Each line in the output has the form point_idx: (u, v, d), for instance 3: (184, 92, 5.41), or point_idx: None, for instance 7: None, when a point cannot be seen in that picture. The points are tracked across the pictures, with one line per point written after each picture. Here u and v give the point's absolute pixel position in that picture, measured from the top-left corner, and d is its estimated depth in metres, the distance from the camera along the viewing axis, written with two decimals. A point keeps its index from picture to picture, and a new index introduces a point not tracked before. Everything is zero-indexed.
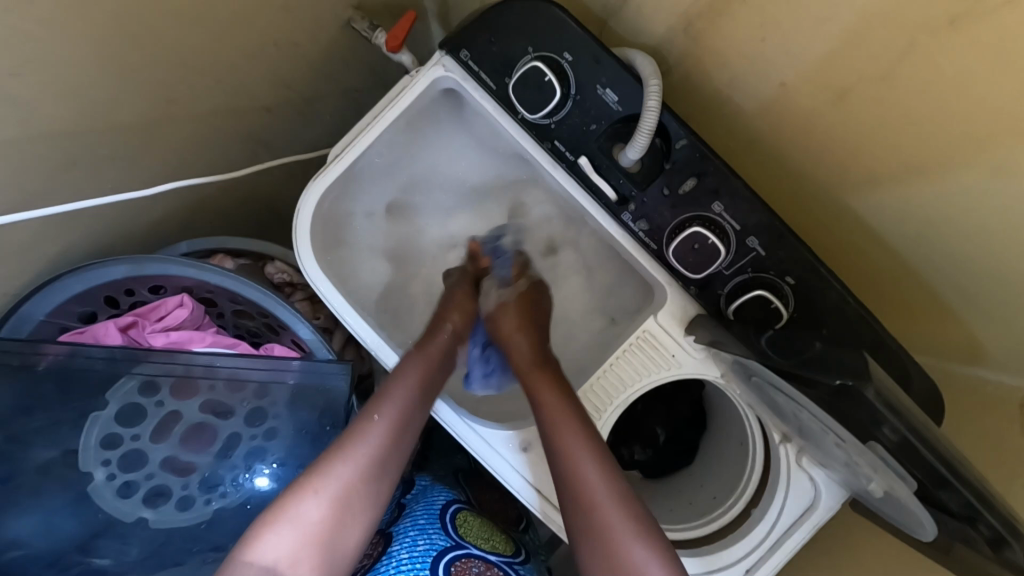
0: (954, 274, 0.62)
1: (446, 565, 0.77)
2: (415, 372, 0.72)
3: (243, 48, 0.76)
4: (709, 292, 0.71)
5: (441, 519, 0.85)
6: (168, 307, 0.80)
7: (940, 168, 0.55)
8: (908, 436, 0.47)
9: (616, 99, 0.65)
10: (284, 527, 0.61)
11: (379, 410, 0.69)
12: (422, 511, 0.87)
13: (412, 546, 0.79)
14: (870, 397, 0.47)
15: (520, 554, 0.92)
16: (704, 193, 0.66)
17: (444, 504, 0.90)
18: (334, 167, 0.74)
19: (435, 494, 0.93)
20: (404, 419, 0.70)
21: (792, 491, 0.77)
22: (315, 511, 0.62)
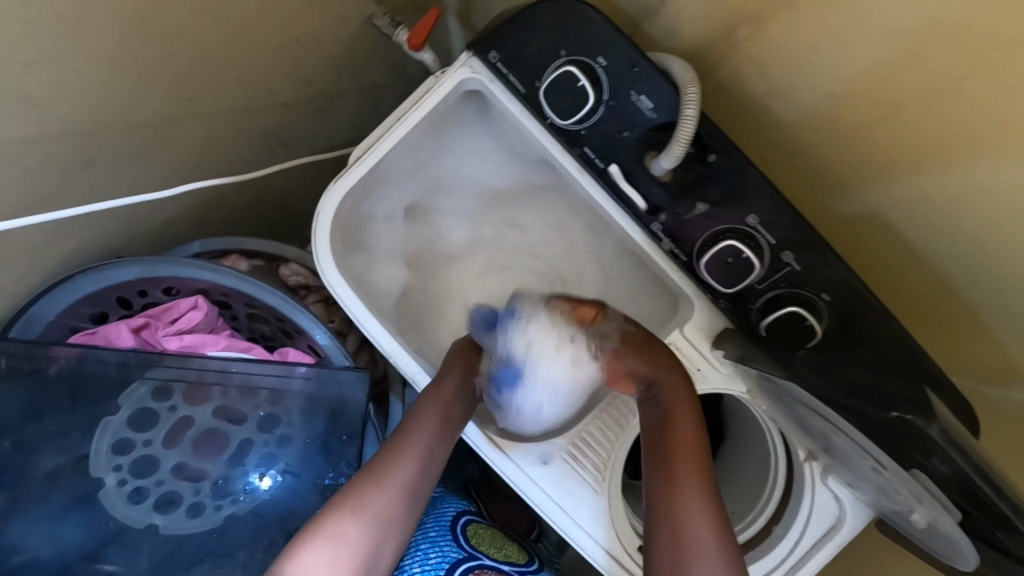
0: (1001, 292, 0.62)
1: None
2: (438, 412, 0.68)
3: (265, 45, 0.74)
4: (741, 306, 0.68)
5: (452, 531, 0.85)
6: (182, 309, 0.78)
7: (994, 181, 0.55)
8: (964, 471, 0.44)
9: (651, 106, 0.63)
10: (321, 546, 0.57)
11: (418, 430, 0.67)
12: (432, 523, 0.86)
13: (424, 559, 0.78)
14: (937, 437, 0.45)
15: (533, 563, 0.91)
16: (740, 205, 0.64)
17: (455, 515, 0.89)
18: (355, 169, 0.72)
19: (446, 506, 0.91)
20: (430, 455, 0.66)
21: (816, 510, 0.76)
22: (353, 533, 0.59)
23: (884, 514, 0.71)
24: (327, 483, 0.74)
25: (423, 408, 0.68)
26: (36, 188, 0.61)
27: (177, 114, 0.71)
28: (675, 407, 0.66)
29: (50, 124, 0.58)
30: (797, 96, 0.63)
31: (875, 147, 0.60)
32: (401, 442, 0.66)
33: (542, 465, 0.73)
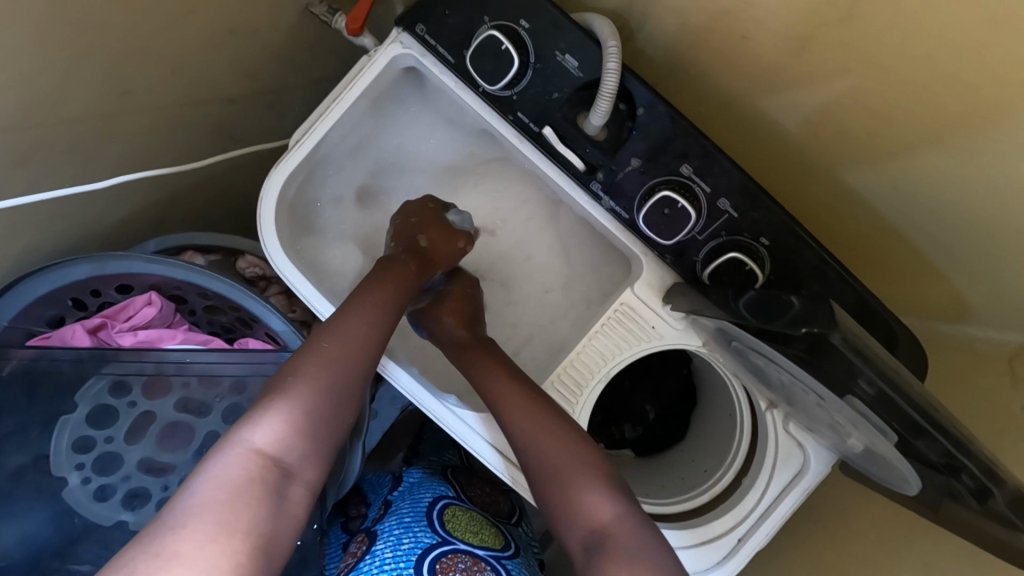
0: (931, 225, 0.63)
1: (431, 562, 0.76)
2: (400, 271, 0.74)
3: (198, 36, 0.75)
4: (684, 259, 0.69)
5: (427, 516, 0.85)
6: (136, 307, 0.78)
7: (904, 111, 0.56)
8: (884, 388, 0.47)
9: (576, 64, 0.64)
10: (272, 411, 0.57)
11: (369, 291, 0.70)
12: (408, 509, 0.87)
13: (397, 544, 0.79)
14: (837, 343, 0.47)
15: (509, 548, 0.90)
16: (673, 156, 0.64)
17: (432, 500, 0.90)
18: (295, 153, 0.73)
19: (422, 491, 0.92)
20: (390, 308, 0.70)
21: (779, 458, 0.77)
22: (314, 392, 0.59)
23: (843, 456, 0.72)
24: None
25: (382, 274, 0.73)
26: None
27: (112, 106, 0.71)
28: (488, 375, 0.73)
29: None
30: (721, 47, 0.64)
31: (796, 87, 0.61)
32: (344, 308, 0.67)
33: (502, 431, 0.75)
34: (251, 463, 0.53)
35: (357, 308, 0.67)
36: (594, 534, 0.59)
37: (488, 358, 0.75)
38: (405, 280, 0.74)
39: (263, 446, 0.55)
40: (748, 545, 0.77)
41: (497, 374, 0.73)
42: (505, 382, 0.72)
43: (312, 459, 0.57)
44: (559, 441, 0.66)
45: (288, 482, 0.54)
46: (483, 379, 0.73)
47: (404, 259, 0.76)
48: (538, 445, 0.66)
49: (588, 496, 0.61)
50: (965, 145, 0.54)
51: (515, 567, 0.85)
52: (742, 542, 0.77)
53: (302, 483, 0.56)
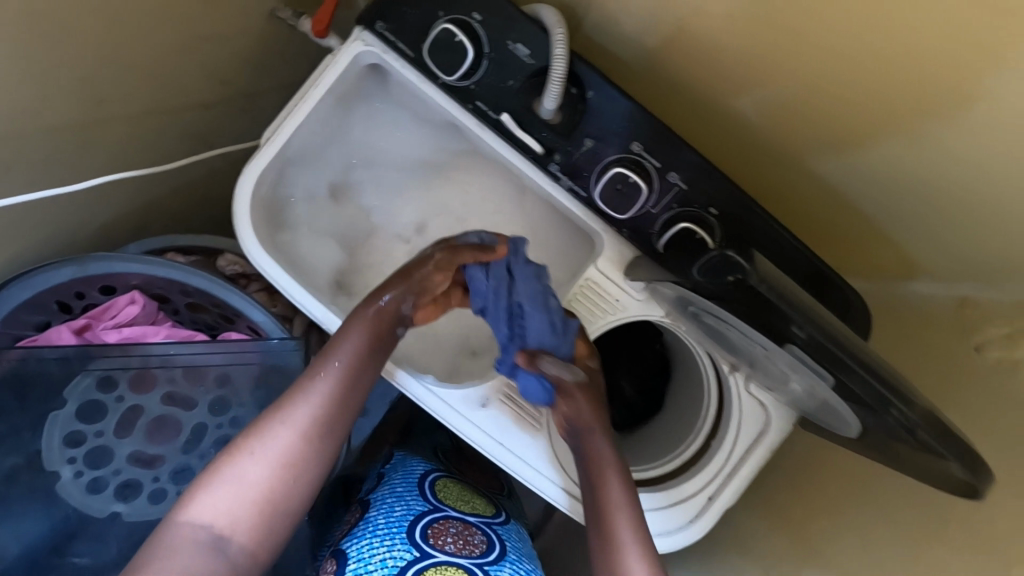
0: None
1: (423, 526, 0.86)
2: (366, 329, 0.74)
3: (169, 44, 0.78)
4: (641, 232, 0.72)
5: (419, 487, 0.95)
6: (120, 306, 0.80)
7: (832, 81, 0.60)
8: (814, 334, 0.51)
9: (527, 53, 0.67)
10: (224, 486, 0.63)
11: (331, 360, 0.71)
12: (401, 481, 0.97)
13: (391, 511, 0.89)
14: (756, 285, 0.56)
15: (499, 516, 1.01)
16: (623, 135, 0.68)
17: (423, 473, 1.00)
18: (266, 150, 0.76)
19: (413, 465, 1.02)
20: (350, 380, 0.71)
21: (743, 418, 0.81)
22: (260, 475, 0.64)
23: (802, 412, 0.77)
24: None
25: (342, 340, 0.72)
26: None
27: (90, 116, 0.74)
28: (586, 436, 0.76)
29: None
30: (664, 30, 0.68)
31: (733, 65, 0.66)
32: (300, 386, 0.70)
33: (480, 408, 0.78)
34: (194, 543, 0.61)
35: (313, 385, 0.70)
36: None
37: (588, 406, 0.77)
38: (369, 346, 0.73)
39: (205, 523, 0.62)
40: (719, 504, 0.80)
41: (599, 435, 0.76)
42: (595, 438, 0.76)
43: (260, 534, 0.64)
44: (625, 508, 0.72)
45: (228, 558, 0.62)
46: (567, 418, 0.77)
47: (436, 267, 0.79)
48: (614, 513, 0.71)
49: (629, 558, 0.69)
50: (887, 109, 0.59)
51: (502, 530, 0.96)
52: (712, 501, 0.80)
53: (249, 558, 0.63)
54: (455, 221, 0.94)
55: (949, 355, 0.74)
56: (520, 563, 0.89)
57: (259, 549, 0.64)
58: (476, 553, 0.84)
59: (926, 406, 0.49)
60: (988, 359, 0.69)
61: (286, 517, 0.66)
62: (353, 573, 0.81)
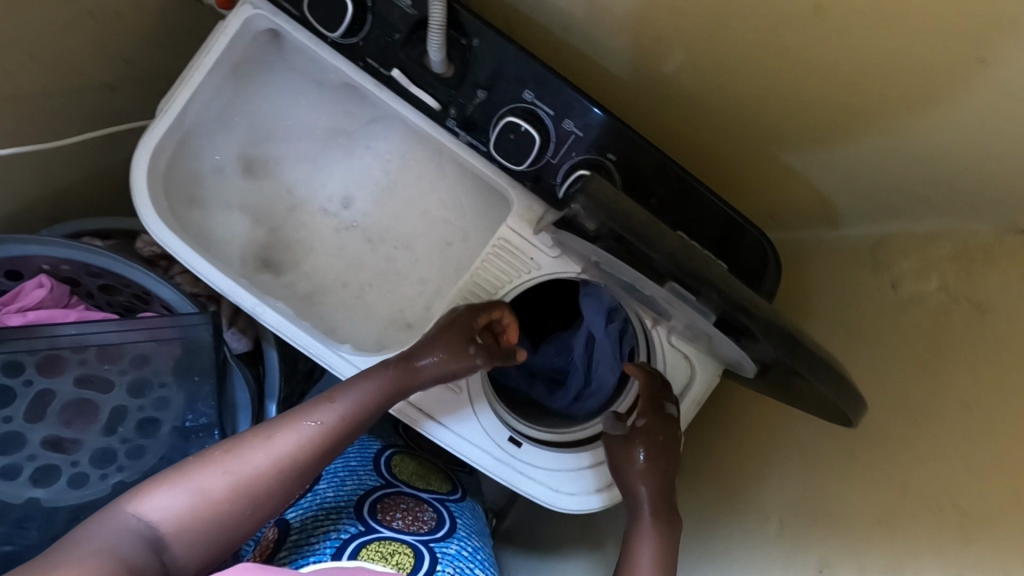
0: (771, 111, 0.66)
1: (373, 501, 0.86)
2: (381, 383, 0.74)
3: (56, 21, 0.76)
4: (543, 183, 0.71)
5: (373, 463, 0.96)
6: (27, 290, 0.78)
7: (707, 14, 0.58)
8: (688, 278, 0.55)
9: (408, 2, 0.65)
10: (182, 490, 0.60)
11: (336, 399, 0.72)
12: (356, 454, 0.98)
13: (339, 485, 0.87)
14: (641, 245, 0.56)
15: (456, 492, 1.02)
16: (514, 83, 0.66)
17: (378, 450, 1.01)
18: (160, 124, 0.75)
19: (369, 441, 1.03)
20: (349, 423, 0.72)
21: (668, 371, 0.80)
22: (221, 488, 0.62)
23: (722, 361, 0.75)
24: (188, 426, 0.83)
25: (352, 386, 0.73)
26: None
27: None
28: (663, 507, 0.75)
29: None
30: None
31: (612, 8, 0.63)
32: (297, 415, 0.70)
33: None
34: (130, 534, 0.56)
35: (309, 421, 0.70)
36: None
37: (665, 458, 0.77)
38: (379, 399, 0.74)
39: (149, 527, 0.57)
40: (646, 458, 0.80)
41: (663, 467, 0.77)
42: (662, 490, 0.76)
43: (197, 550, 0.59)
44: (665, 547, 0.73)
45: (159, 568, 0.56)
46: (651, 473, 0.76)
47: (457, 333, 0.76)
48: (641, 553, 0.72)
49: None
50: (765, 36, 0.57)
51: (458, 506, 0.96)
52: None
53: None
54: (376, 189, 0.89)
55: (867, 293, 0.72)
56: (469, 540, 0.87)
57: (193, 567, 0.59)
58: (424, 529, 0.83)
59: (766, 314, 0.53)
60: (902, 292, 0.68)
61: (228, 540, 0.62)
62: (293, 544, 0.78)
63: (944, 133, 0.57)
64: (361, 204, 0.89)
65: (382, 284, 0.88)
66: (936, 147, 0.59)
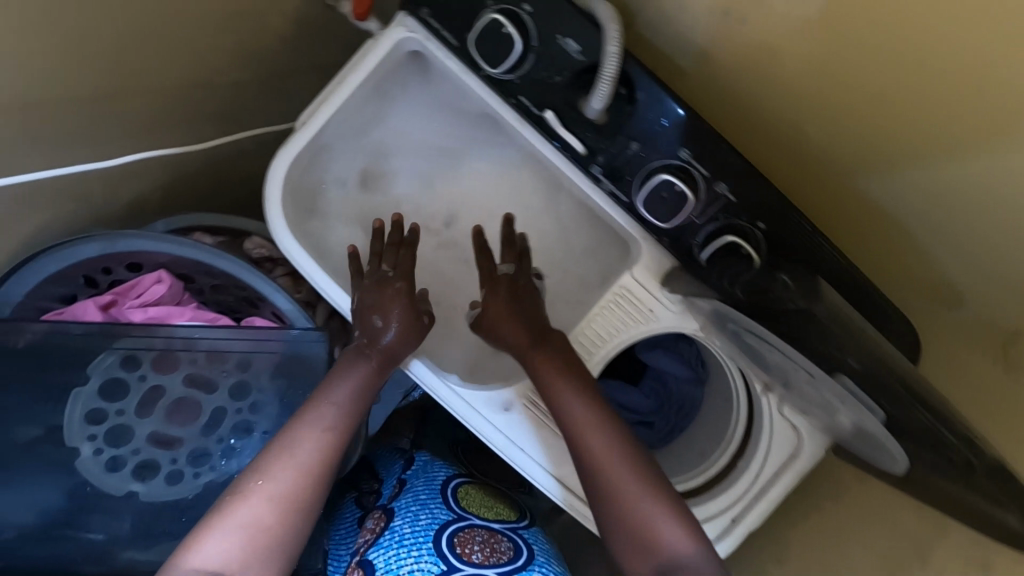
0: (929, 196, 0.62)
1: (448, 535, 0.84)
2: (361, 369, 0.70)
3: (204, 19, 0.76)
4: (682, 243, 0.69)
5: (442, 494, 0.94)
6: (146, 284, 0.79)
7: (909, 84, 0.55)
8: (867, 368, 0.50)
9: (577, 48, 0.64)
10: (228, 532, 0.57)
11: (325, 398, 0.67)
12: (423, 487, 0.95)
13: (415, 520, 0.87)
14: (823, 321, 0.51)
15: (524, 519, 1.00)
16: (672, 140, 0.65)
17: (445, 479, 0.98)
18: (300, 134, 0.74)
19: (434, 470, 1.00)
20: (349, 407, 0.68)
21: (774, 440, 0.78)
22: (270, 515, 0.59)
23: (837, 438, 0.74)
24: None
25: (335, 382, 0.69)
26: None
27: (119, 86, 0.72)
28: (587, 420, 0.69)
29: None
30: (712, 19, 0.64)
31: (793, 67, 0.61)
32: (299, 421, 0.65)
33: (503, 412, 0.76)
34: None
35: (313, 413, 0.66)
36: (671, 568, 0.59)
37: (570, 376, 0.72)
38: (370, 382, 0.70)
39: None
40: (742, 526, 0.79)
41: (571, 391, 0.70)
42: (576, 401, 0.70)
43: None
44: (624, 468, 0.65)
45: None
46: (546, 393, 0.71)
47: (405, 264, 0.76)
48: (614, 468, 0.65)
49: (652, 514, 0.62)
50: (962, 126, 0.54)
51: (529, 535, 0.95)
52: (736, 523, 0.78)
53: None
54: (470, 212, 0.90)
55: None
56: (548, 566, 0.88)
57: None
58: (504, 560, 0.83)
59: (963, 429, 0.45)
60: None
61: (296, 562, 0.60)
62: None
63: (1004, 178, 0.56)
64: (460, 225, 0.91)
65: (476, 307, 0.90)
66: (995, 195, 0.57)
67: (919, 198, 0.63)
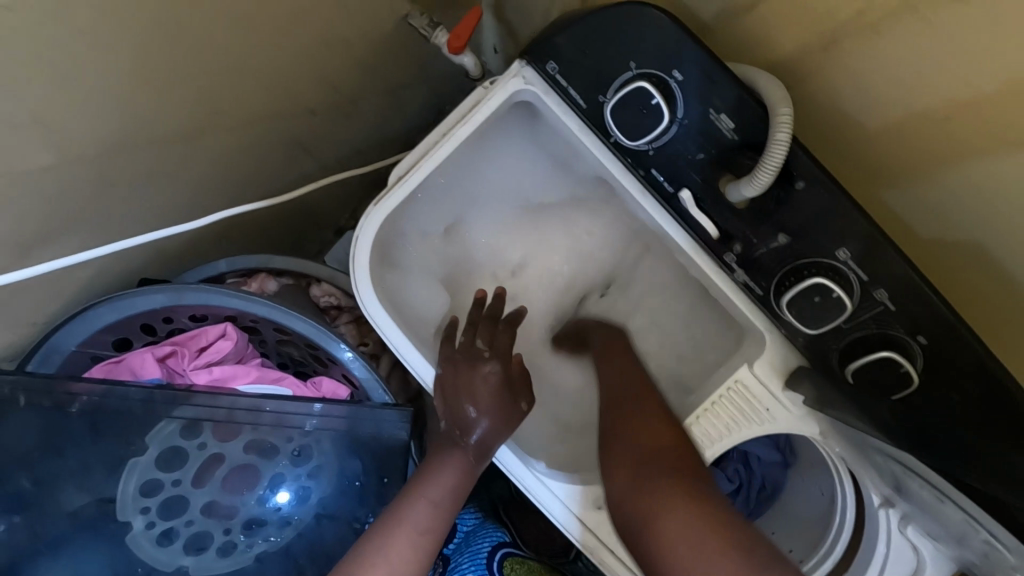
0: None
1: None
2: (458, 463, 0.66)
3: (291, 50, 0.67)
4: (821, 345, 0.62)
5: (489, 572, 0.80)
6: (210, 337, 0.72)
7: None
8: None
9: (732, 126, 0.56)
10: None
11: (422, 493, 0.62)
12: (467, 565, 0.81)
13: None
14: None
15: None
16: (829, 237, 0.57)
17: (491, 552, 0.83)
18: (397, 188, 0.66)
19: (479, 541, 0.85)
20: (447, 505, 0.63)
21: (892, 561, 0.70)
22: None
23: (970, 569, 0.66)
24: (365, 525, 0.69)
25: (432, 474, 0.64)
26: (37, 223, 0.56)
27: (194, 125, 0.64)
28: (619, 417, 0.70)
29: (31, 149, 0.50)
30: (878, 98, 0.54)
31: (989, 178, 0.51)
32: (391, 519, 0.60)
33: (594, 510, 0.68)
34: None
35: (406, 512, 0.61)
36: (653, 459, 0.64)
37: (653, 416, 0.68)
38: (463, 478, 0.65)
39: None
40: None
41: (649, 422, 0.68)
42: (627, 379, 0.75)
43: None
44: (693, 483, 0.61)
45: None
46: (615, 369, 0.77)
47: (487, 326, 0.77)
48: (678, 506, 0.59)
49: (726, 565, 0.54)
50: None
51: None
52: None
53: None
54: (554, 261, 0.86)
55: None
56: None
57: None
58: None
59: None
60: None
61: None
62: None
63: None
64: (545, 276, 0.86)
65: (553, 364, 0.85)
66: None
67: None
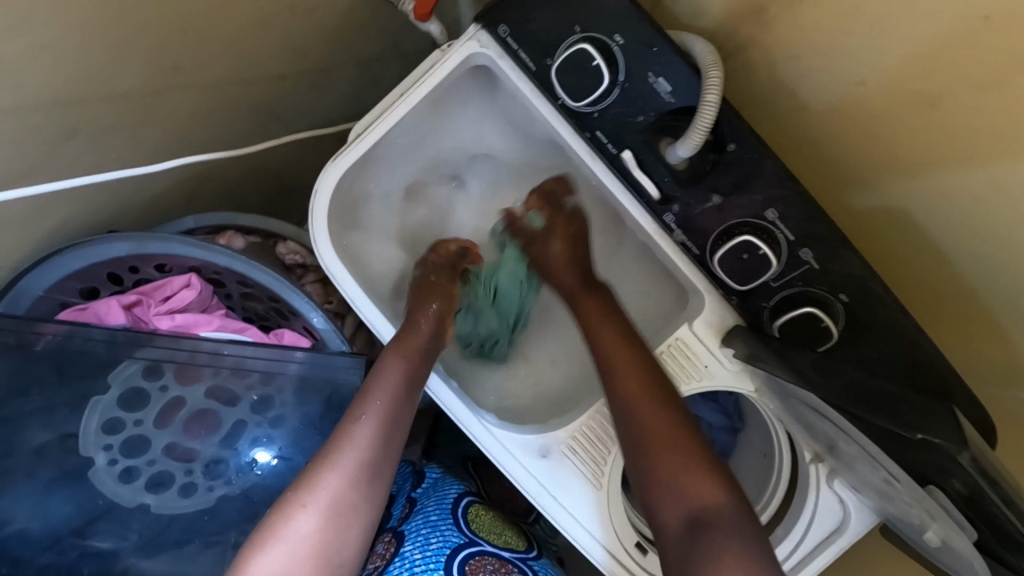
0: None
1: (460, 564, 0.73)
2: (401, 367, 0.67)
3: (256, 12, 0.69)
4: (752, 303, 0.66)
5: (453, 515, 0.81)
6: (174, 287, 0.76)
7: None
8: (983, 490, 0.43)
9: (668, 89, 0.59)
10: (276, 546, 0.56)
11: (363, 412, 0.63)
12: (433, 507, 0.82)
13: (425, 545, 0.75)
14: (966, 463, 0.43)
15: (533, 549, 0.88)
16: (756, 197, 0.60)
17: (457, 497, 0.85)
18: (356, 146, 0.69)
19: (446, 487, 0.87)
20: (391, 420, 0.64)
21: (818, 513, 0.74)
22: (311, 525, 0.57)
23: (886, 520, 0.70)
24: None
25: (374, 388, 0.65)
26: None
27: (156, 81, 0.66)
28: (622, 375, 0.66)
29: None
30: (806, 68, 0.57)
31: (906, 144, 0.54)
32: (341, 434, 0.62)
33: (540, 458, 0.72)
34: None
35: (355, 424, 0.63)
36: (700, 517, 0.57)
37: (620, 340, 0.69)
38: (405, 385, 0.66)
39: None
40: None
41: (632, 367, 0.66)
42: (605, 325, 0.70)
43: None
44: (654, 406, 0.64)
45: None
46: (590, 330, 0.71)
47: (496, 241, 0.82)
48: (648, 408, 0.64)
49: (697, 479, 0.59)
50: None
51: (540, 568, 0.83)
52: None
53: None
54: None
55: None
56: None
57: None
58: None
59: None
60: None
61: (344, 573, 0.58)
62: None
63: None
64: None
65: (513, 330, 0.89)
66: None
67: (977, 257, 0.55)
